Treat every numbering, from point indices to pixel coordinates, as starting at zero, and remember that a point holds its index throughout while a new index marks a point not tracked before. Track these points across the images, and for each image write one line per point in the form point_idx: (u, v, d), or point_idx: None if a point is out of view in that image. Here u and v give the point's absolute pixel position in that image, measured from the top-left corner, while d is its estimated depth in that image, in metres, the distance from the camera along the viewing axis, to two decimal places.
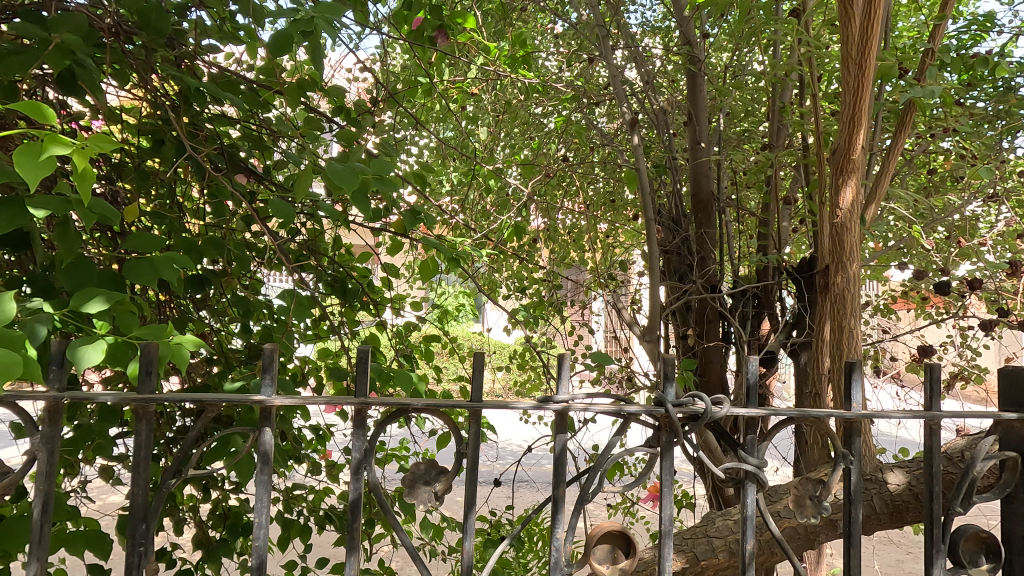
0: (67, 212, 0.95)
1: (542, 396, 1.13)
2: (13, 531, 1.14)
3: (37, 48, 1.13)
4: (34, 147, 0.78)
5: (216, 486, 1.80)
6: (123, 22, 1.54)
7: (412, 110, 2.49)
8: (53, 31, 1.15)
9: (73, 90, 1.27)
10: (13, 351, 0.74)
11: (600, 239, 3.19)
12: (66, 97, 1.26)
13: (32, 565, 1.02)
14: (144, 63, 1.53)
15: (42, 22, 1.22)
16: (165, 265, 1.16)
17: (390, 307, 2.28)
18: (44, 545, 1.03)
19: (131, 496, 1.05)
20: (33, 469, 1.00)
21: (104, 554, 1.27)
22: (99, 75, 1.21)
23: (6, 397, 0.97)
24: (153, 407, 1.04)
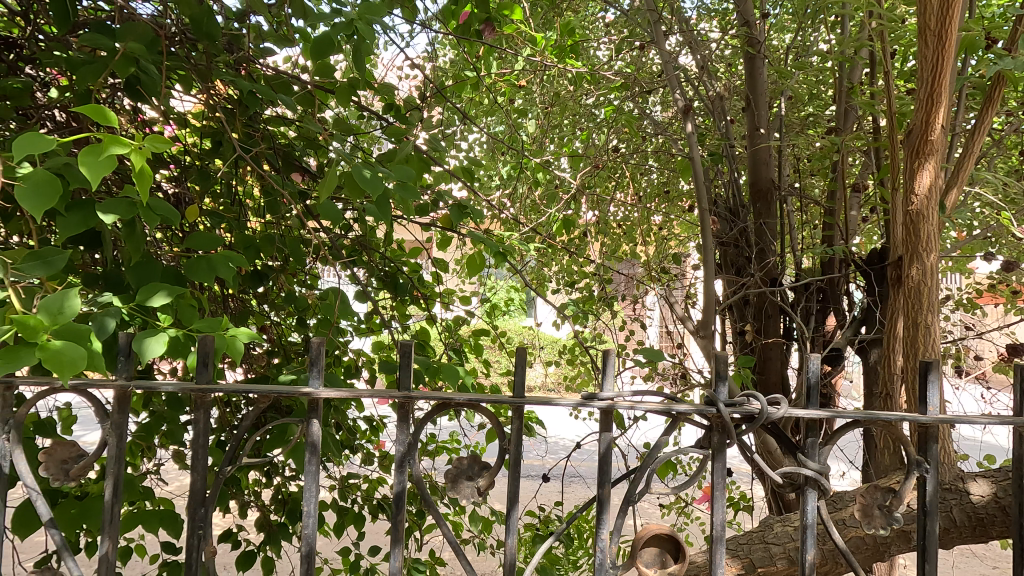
0: (132, 212, 1.01)
1: (587, 392, 1.10)
2: (90, 509, 1.21)
3: (107, 56, 1.20)
4: (97, 147, 0.83)
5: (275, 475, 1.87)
6: (187, 31, 1.61)
7: (460, 105, 2.49)
8: (121, 40, 1.22)
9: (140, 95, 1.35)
10: (72, 345, 0.74)
11: (652, 232, 3.10)
12: (135, 102, 1.35)
13: (105, 543, 1.09)
14: (207, 69, 1.60)
15: (110, 33, 1.29)
16: (222, 261, 1.21)
17: (440, 301, 2.31)
18: (117, 525, 1.10)
19: (192, 480, 1.10)
20: (105, 453, 1.07)
21: (175, 532, 1.34)
22: (162, 80, 1.28)
23: (79, 385, 1.04)
24: (210, 397, 1.09)
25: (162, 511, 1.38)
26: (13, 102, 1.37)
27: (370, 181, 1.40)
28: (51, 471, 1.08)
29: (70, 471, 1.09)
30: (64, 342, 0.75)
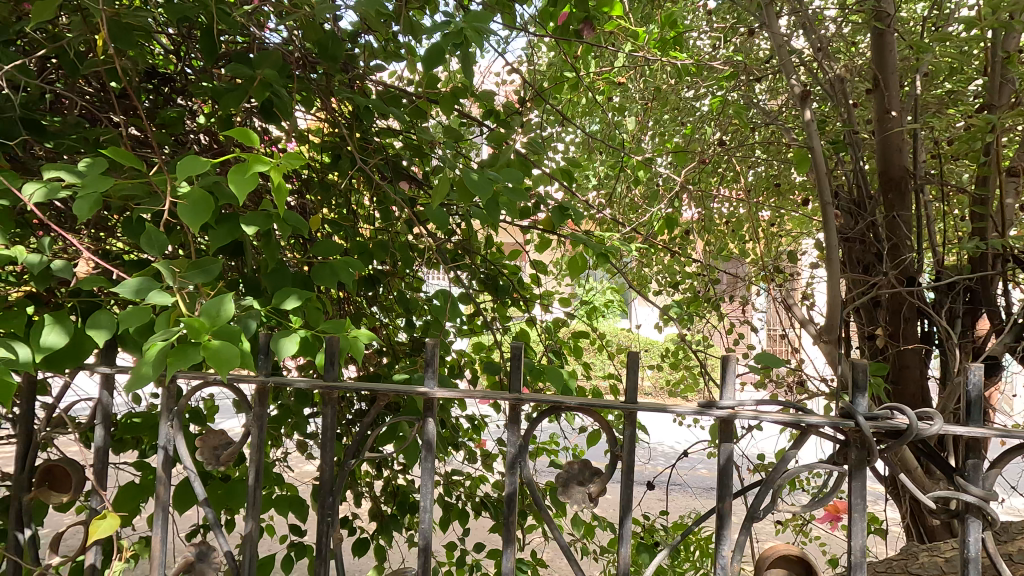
0: (268, 223, 1.11)
1: (705, 401, 1.04)
2: (235, 490, 1.35)
3: (246, 83, 1.33)
4: (243, 166, 0.92)
5: (387, 468, 1.98)
6: (309, 55, 1.75)
7: (558, 106, 2.48)
8: (257, 68, 1.35)
9: (273, 116, 1.48)
10: (227, 345, 0.80)
11: (762, 229, 2.90)
12: (269, 123, 1.48)
13: (249, 523, 1.19)
14: (326, 89, 1.72)
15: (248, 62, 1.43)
16: (343, 267, 1.30)
17: (539, 303, 2.31)
18: (258, 507, 1.20)
19: (321, 470, 1.19)
20: (248, 441, 1.17)
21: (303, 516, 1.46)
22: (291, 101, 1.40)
23: (227, 379, 1.15)
24: (336, 394, 1.17)
25: (291, 496, 1.51)
26: (170, 130, 1.56)
27: (477, 186, 1.43)
28: (205, 456, 1.20)
29: (220, 456, 1.20)
30: (221, 342, 0.82)
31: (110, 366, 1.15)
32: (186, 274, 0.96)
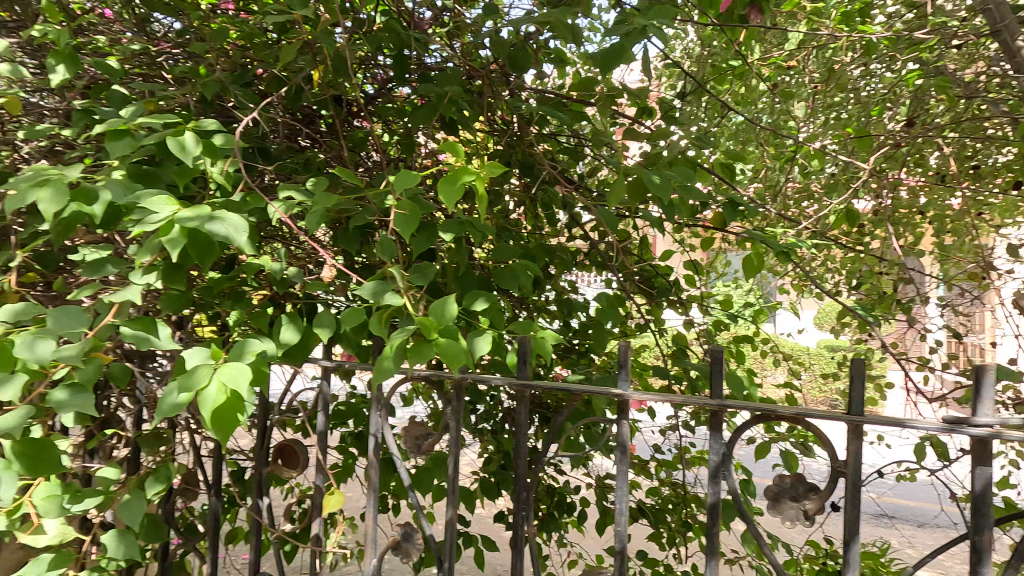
0: (463, 230, 1.18)
1: (953, 417, 0.91)
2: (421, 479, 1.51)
3: (431, 98, 1.41)
4: (452, 177, 0.98)
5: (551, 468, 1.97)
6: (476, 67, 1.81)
7: (716, 97, 2.33)
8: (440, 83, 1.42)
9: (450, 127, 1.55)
10: (454, 341, 0.83)
11: (964, 220, 2.49)
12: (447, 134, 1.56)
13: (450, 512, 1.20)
14: (493, 98, 1.77)
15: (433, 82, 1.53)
16: (522, 270, 1.34)
17: (697, 305, 2.19)
18: (457, 497, 1.22)
19: (515, 468, 1.18)
20: (445, 436, 1.17)
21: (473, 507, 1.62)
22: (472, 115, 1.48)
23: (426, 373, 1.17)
24: (530, 391, 1.14)
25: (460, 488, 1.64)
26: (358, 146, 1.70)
27: (653, 186, 1.38)
28: (408, 445, 1.24)
29: (421, 446, 1.22)
30: (447, 339, 0.85)
31: (329, 361, 1.30)
32: (403, 277, 1.05)
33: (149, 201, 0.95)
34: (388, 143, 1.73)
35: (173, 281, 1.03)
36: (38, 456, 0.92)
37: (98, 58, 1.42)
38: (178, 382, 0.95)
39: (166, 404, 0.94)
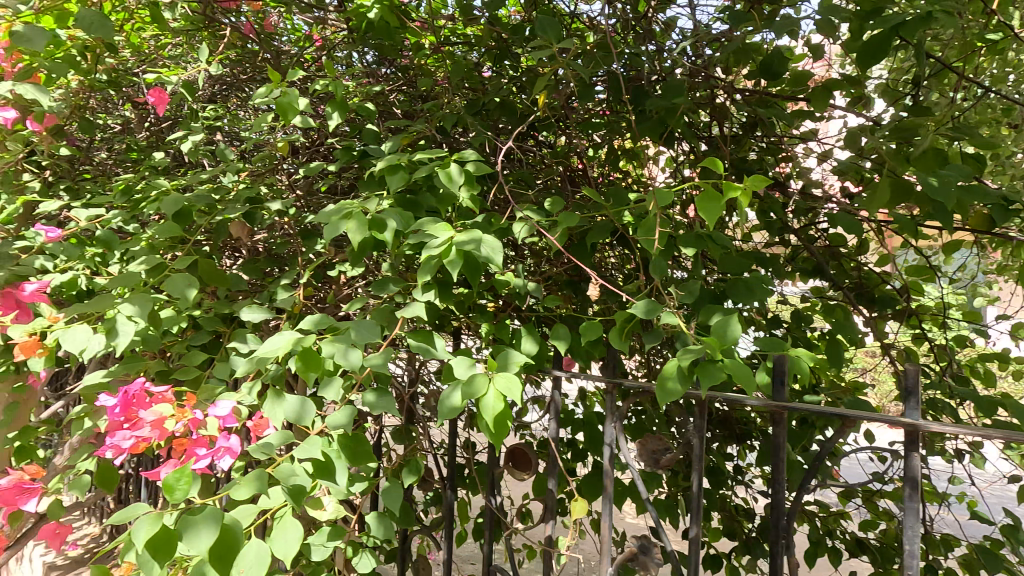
0: (707, 243, 1.15)
1: None
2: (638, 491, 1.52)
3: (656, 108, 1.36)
4: (713, 191, 0.95)
5: (739, 491, 1.85)
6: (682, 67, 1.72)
7: (962, 72, 1.95)
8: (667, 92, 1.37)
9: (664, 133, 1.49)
10: (739, 364, 0.81)
11: None
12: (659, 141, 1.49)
13: (694, 530, 1.17)
14: (704, 100, 1.67)
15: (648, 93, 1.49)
16: (758, 283, 1.25)
17: (935, 318, 1.87)
18: (701, 516, 1.17)
19: (773, 497, 1.07)
20: (692, 452, 1.15)
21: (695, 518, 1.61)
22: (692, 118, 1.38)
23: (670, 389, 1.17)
24: (789, 414, 1.06)
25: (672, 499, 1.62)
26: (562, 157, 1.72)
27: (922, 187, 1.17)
28: (645, 457, 1.28)
29: (660, 460, 1.26)
30: (731, 361, 0.83)
31: (561, 371, 1.34)
32: (676, 297, 1.01)
33: (431, 228, 1.08)
34: (591, 153, 1.73)
35: (447, 298, 1.14)
36: (352, 448, 1.02)
37: (359, 101, 1.62)
38: (456, 385, 1.06)
39: (446, 406, 1.05)
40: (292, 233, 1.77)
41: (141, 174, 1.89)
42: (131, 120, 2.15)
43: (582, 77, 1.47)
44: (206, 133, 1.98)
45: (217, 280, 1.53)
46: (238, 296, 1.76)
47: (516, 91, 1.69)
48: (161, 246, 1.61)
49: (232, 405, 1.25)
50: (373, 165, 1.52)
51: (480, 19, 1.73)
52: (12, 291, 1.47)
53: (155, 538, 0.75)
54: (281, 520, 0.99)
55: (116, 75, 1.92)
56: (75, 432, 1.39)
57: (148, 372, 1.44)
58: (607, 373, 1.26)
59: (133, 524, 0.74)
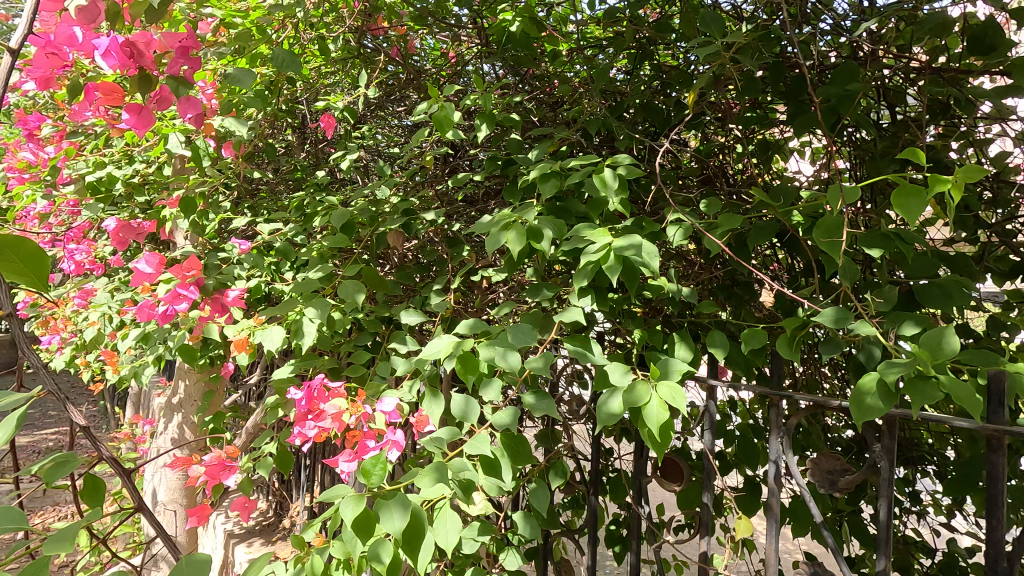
0: (895, 244, 1.04)
1: None
2: (800, 511, 1.40)
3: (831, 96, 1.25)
4: (912, 187, 0.89)
5: (908, 518, 1.64)
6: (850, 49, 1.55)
7: None
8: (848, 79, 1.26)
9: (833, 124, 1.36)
10: (959, 383, 0.76)
11: None
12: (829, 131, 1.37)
13: (881, 561, 1.06)
14: (880, 84, 1.49)
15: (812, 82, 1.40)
16: (957, 287, 1.09)
17: None
18: (891, 547, 1.06)
19: (989, 532, 0.94)
20: (878, 474, 1.04)
21: (868, 548, 1.45)
22: (868, 104, 1.27)
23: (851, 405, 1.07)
24: (1010, 440, 0.92)
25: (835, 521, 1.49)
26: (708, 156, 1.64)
27: None
28: (819, 478, 1.20)
29: (837, 482, 1.18)
30: (948, 379, 0.78)
31: (718, 380, 1.28)
32: (861, 306, 0.98)
33: (590, 232, 1.09)
34: (741, 148, 1.63)
35: (603, 302, 1.19)
36: (514, 448, 1.10)
37: (502, 112, 1.68)
38: (614, 390, 1.02)
39: (604, 411, 1.00)
40: (438, 241, 1.88)
41: (307, 191, 2.12)
42: (296, 143, 2.40)
43: (736, 71, 1.41)
44: (359, 151, 2.16)
45: (377, 286, 1.66)
46: (391, 300, 1.90)
47: (658, 90, 1.65)
48: (329, 255, 1.78)
49: (396, 402, 1.34)
50: (518, 173, 1.57)
51: (618, 21, 1.72)
52: (219, 296, 1.70)
53: (359, 518, 0.89)
54: (442, 511, 1.04)
55: (289, 104, 2.17)
56: (267, 421, 1.58)
57: (323, 368, 1.60)
58: (771, 384, 1.19)
59: (343, 504, 0.89)
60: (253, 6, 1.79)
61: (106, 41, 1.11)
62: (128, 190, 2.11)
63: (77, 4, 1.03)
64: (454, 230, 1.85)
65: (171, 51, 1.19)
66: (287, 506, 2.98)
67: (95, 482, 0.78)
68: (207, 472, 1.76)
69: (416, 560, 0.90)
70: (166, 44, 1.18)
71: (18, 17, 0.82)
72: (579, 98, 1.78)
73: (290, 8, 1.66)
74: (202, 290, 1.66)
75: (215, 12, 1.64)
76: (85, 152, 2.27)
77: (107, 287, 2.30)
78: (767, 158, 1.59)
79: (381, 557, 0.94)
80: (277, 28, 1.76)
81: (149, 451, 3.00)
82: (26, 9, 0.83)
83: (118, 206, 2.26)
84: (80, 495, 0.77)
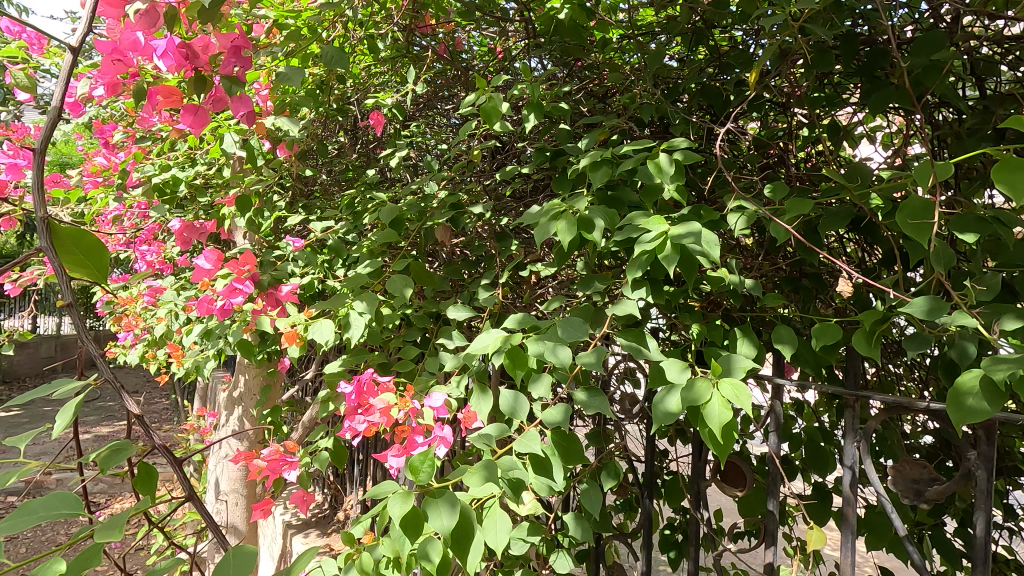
0: (994, 227, 0.93)
1: None
2: (877, 522, 1.29)
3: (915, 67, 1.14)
4: (1014, 161, 0.78)
5: (1002, 536, 1.46)
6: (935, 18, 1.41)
7: None
8: (935, 48, 1.14)
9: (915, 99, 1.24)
10: None
11: None
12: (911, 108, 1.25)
13: None
14: (971, 54, 1.35)
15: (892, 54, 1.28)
16: None
17: None
18: (988, 566, 0.94)
19: None
20: (972, 484, 0.94)
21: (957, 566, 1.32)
22: (958, 74, 1.15)
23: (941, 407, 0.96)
24: None
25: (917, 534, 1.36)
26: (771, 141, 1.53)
27: None
28: (902, 487, 1.12)
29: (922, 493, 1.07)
30: None
31: (784, 378, 1.19)
32: (953, 298, 0.88)
33: (644, 221, 1.03)
34: (807, 131, 1.52)
35: (658, 295, 1.13)
36: (565, 447, 1.06)
37: (551, 103, 1.64)
38: (672, 388, 0.96)
39: (660, 410, 0.94)
40: (486, 236, 1.85)
41: (358, 189, 2.14)
42: (347, 144, 2.44)
43: (803, 47, 1.31)
44: (409, 149, 2.17)
45: (425, 281, 1.65)
46: (440, 296, 1.89)
47: (715, 73, 1.57)
48: (378, 251, 1.79)
49: (444, 397, 1.32)
50: (567, 164, 1.52)
51: (672, 3, 1.64)
52: (273, 291, 1.75)
53: (407, 516, 0.87)
54: (490, 511, 1.01)
55: (339, 103, 2.20)
56: (320, 415, 1.61)
57: (372, 363, 1.60)
58: (845, 383, 1.09)
59: (390, 501, 0.88)
60: (304, 8, 1.82)
61: (163, 42, 1.13)
62: (191, 192, 2.21)
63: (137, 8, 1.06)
64: (502, 224, 1.82)
65: (224, 52, 1.21)
66: (341, 500, 3.04)
67: (148, 471, 0.80)
68: (266, 464, 1.80)
69: (465, 562, 0.88)
70: (220, 44, 1.20)
71: (79, 20, 0.85)
72: (630, 86, 1.71)
73: (339, 7, 1.68)
74: (257, 285, 1.72)
75: (268, 14, 1.67)
76: (152, 156, 2.38)
77: (173, 285, 2.42)
78: (838, 141, 1.48)
79: (430, 555, 0.93)
80: (327, 28, 1.79)
81: (213, 442, 3.13)
82: (86, 12, 0.86)
83: (183, 207, 2.36)
84: (134, 483, 0.79)
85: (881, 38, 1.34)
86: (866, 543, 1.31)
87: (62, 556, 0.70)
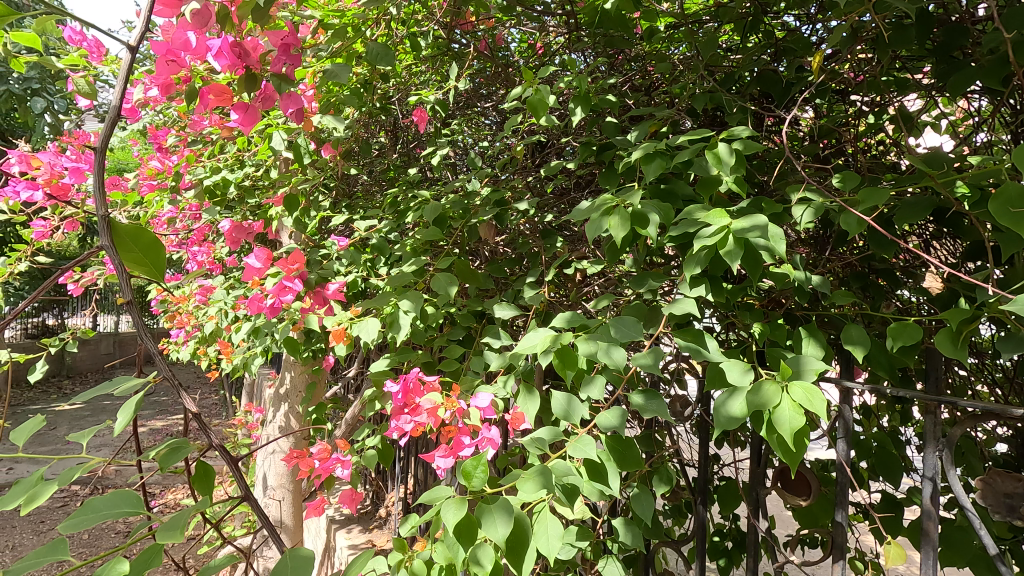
0: None
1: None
2: (956, 537, 1.19)
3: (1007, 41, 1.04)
4: None
5: None
6: None
7: None
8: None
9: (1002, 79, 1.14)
10: None
11: None
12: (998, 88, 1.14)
13: None
14: None
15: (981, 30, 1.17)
16: None
17: None
18: None
19: None
20: None
21: None
22: None
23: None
24: None
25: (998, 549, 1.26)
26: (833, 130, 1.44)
27: None
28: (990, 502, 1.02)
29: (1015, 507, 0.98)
30: None
31: (854, 381, 1.12)
32: None
33: (706, 213, 0.98)
34: (874, 118, 1.42)
35: (718, 293, 1.08)
36: (620, 452, 1.01)
37: (597, 96, 1.59)
38: (736, 392, 0.90)
39: (723, 415, 0.88)
40: (529, 233, 1.82)
41: (399, 188, 2.14)
42: (387, 144, 2.44)
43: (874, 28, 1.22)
44: (449, 147, 2.16)
45: (469, 279, 1.63)
46: (483, 295, 1.88)
47: (770, 60, 1.50)
48: (421, 250, 1.78)
49: (490, 398, 1.29)
50: (615, 157, 1.47)
51: None
52: (320, 290, 1.76)
53: (460, 524, 0.85)
54: (542, 516, 0.98)
55: (381, 103, 2.20)
56: (366, 413, 1.61)
57: (417, 362, 1.59)
58: (924, 388, 1.01)
59: (443, 506, 0.85)
60: (349, 8, 1.82)
61: (218, 42, 1.14)
62: (240, 193, 2.26)
63: (193, 9, 1.07)
64: (546, 222, 1.78)
65: (274, 50, 1.22)
66: (383, 497, 3.07)
67: (206, 470, 0.80)
68: (313, 461, 1.82)
69: (519, 570, 0.84)
70: (271, 43, 1.21)
71: (137, 20, 0.85)
72: (679, 77, 1.65)
73: (383, 5, 1.68)
74: (305, 284, 1.73)
75: (314, 15, 1.68)
76: (203, 159, 2.44)
77: (223, 284, 2.48)
78: (909, 127, 1.38)
79: (482, 562, 0.90)
80: (371, 26, 1.79)
81: (260, 438, 3.20)
82: (143, 13, 0.87)
83: (232, 208, 2.42)
84: (193, 482, 0.79)
85: (961, 14, 1.23)
86: (941, 559, 1.22)
87: (123, 555, 0.70)
